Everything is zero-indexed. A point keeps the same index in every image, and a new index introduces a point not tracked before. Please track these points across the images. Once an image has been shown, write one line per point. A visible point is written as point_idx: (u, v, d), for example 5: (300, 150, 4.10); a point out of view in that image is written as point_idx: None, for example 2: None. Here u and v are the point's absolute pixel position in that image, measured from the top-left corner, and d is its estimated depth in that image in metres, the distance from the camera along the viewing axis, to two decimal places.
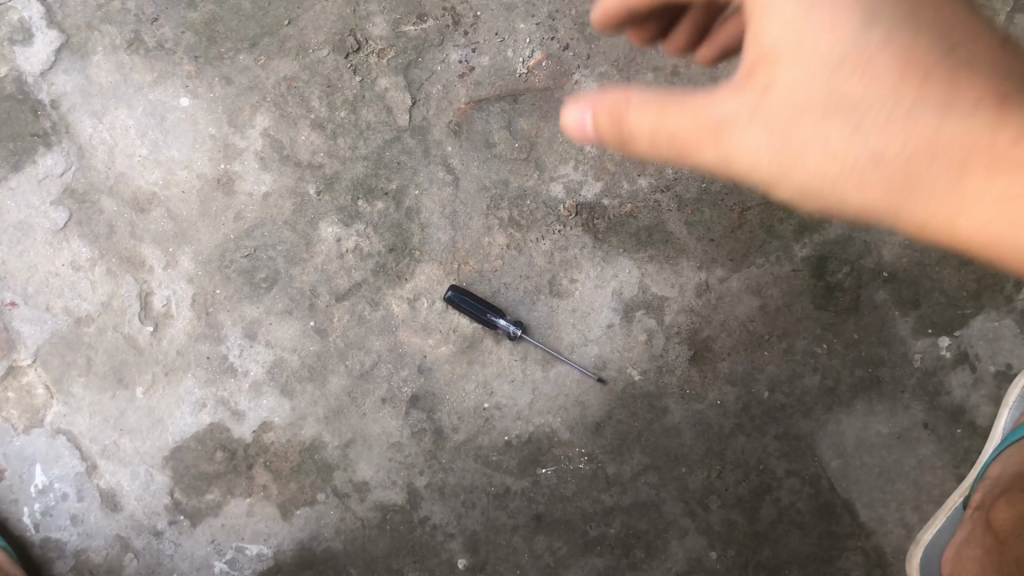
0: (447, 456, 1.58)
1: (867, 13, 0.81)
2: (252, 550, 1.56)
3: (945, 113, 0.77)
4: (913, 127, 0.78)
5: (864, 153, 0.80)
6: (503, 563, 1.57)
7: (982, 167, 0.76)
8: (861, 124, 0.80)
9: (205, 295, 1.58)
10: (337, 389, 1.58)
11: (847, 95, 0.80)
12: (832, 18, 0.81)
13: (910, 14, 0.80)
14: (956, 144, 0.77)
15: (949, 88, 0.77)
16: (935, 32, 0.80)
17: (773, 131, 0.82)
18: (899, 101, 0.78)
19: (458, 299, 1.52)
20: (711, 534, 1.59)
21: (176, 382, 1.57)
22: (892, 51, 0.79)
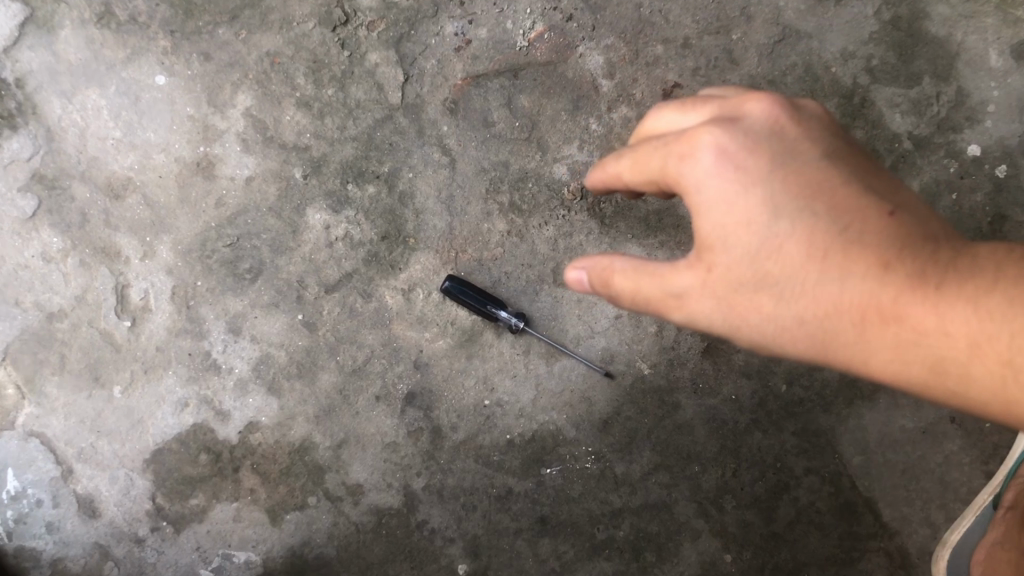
0: (446, 456, 1.48)
1: (772, 199, 0.89)
2: (240, 557, 1.47)
3: (846, 288, 0.86)
4: (823, 300, 0.87)
5: (788, 326, 0.89)
6: (505, 568, 1.49)
7: (885, 329, 0.85)
8: (781, 298, 0.89)
9: (185, 288, 1.48)
10: (328, 386, 1.48)
11: (765, 274, 0.89)
12: (743, 206, 0.90)
13: (809, 199, 0.89)
14: (861, 312, 0.85)
15: (844, 267, 0.86)
16: (836, 209, 0.88)
17: (718, 307, 0.92)
18: (808, 278, 0.87)
19: (456, 290, 1.41)
20: (726, 536, 1.51)
21: (157, 380, 1.47)
22: (796, 234, 0.88)
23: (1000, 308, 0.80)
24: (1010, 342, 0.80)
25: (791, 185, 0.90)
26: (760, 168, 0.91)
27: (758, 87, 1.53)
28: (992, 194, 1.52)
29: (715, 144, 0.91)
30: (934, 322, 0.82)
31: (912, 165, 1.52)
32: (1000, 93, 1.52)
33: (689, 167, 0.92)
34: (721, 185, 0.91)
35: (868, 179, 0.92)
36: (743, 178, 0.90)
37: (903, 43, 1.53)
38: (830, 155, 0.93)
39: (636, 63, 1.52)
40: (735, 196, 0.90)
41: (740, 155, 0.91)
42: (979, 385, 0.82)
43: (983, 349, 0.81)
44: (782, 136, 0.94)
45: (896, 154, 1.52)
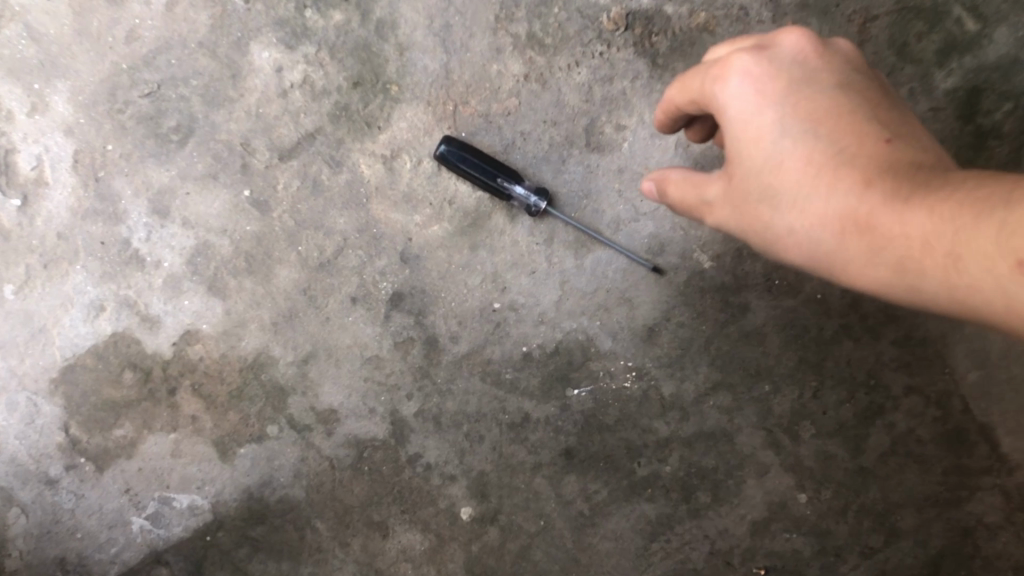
0: (444, 374, 1.15)
1: (784, 112, 0.72)
2: (182, 502, 1.15)
3: (826, 196, 0.69)
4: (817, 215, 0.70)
5: (773, 238, 0.73)
6: (520, 512, 1.17)
7: (861, 241, 0.68)
8: (770, 211, 0.73)
9: (92, 153, 1.10)
10: (288, 285, 1.13)
11: (761, 188, 0.73)
12: (754, 122, 0.73)
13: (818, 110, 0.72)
14: (838, 221, 0.68)
15: (834, 178, 0.69)
16: (841, 122, 0.71)
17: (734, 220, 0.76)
18: (795, 188, 0.71)
19: (457, 157, 1.06)
20: (801, 472, 1.19)
21: (61, 277, 1.11)
22: (798, 147, 0.71)
23: (959, 201, 0.62)
24: (956, 235, 0.61)
25: (807, 102, 0.73)
26: (784, 83, 0.74)
27: None
28: None
29: (748, 61, 0.74)
30: (897, 225, 0.65)
31: None
32: None
33: (712, 88, 0.76)
34: (738, 102, 0.74)
35: (888, 106, 0.74)
36: (762, 93, 0.74)
37: None
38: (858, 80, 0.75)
39: None
40: (746, 111, 0.74)
41: (765, 71, 0.74)
42: (938, 294, 0.64)
43: (937, 251, 0.62)
44: (812, 56, 0.76)
45: None
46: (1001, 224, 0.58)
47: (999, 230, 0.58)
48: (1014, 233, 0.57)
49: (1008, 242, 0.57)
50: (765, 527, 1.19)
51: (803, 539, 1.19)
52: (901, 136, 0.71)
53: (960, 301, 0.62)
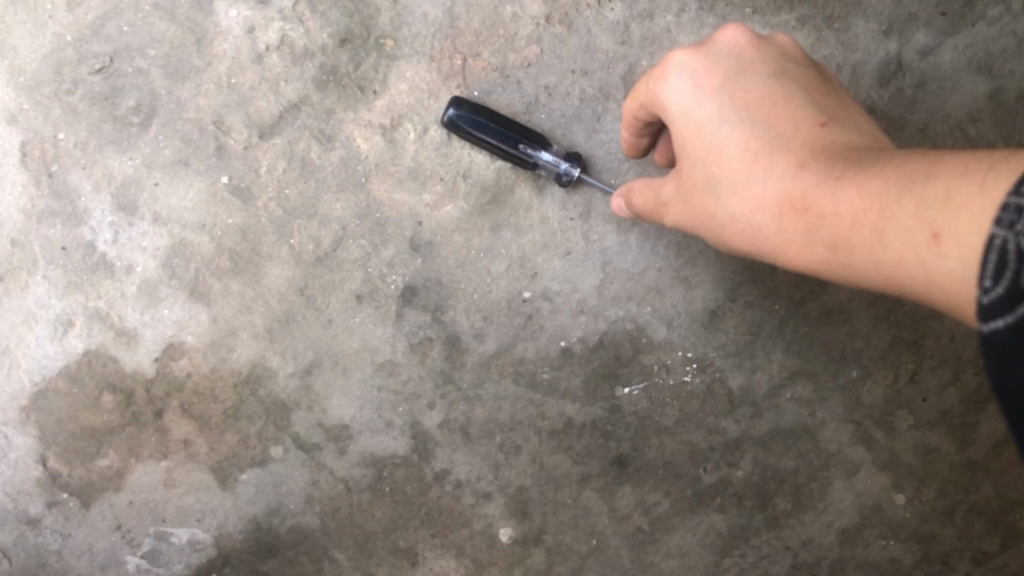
0: (471, 378, 0.98)
1: (722, 99, 0.68)
2: (181, 536, 1.01)
3: (763, 180, 0.64)
4: (753, 204, 0.65)
5: (722, 230, 0.68)
6: (569, 530, 1.01)
7: (796, 225, 0.62)
8: (715, 200, 0.68)
9: (42, 144, 0.93)
10: (282, 285, 0.96)
11: (706, 178, 0.68)
12: (693, 114, 0.69)
13: (757, 100, 0.67)
14: (775, 206, 0.63)
15: (772, 161, 0.64)
16: (777, 107, 0.66)
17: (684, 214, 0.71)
18: (735, 176, 0.66)
19: (469, 121, 0.88)
20: (898, 470, 1.01)
21: (20, 290, 0.96)
22: (736, 134, 0.66)
23: (886, 175, 0.56)
24: (885, 211, 0.55)
25: (746, 88, 0.68)
26: (723, 71, 0.69)
27: None
28: None
29: (685, 52, 0.70)
30: (829, 202, 0.59)
31: None
32: None
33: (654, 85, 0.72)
34: (678, 98, 0.69)
35: (830, 92, 0.69)
36: (700, 84, 0.69)
37: None
38: (807, 72, 0.70)
39: None
40: (685, 104, 0.69)
41: (703, 64, 0.70)
42: (871, 272, 0.57)
43: (863, 226, 0.56)
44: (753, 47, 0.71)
45: None
46: (923, 196, 0.52)
47: (925, 204, 0.52)
48: (938, 206, 0.51)
49: (933, 216, 0.51)
50: (856, 534, 1.02)
51: (901, 546, 1.02)
52: (837, 115, 0.66)
53: (891, 281, 0.56)
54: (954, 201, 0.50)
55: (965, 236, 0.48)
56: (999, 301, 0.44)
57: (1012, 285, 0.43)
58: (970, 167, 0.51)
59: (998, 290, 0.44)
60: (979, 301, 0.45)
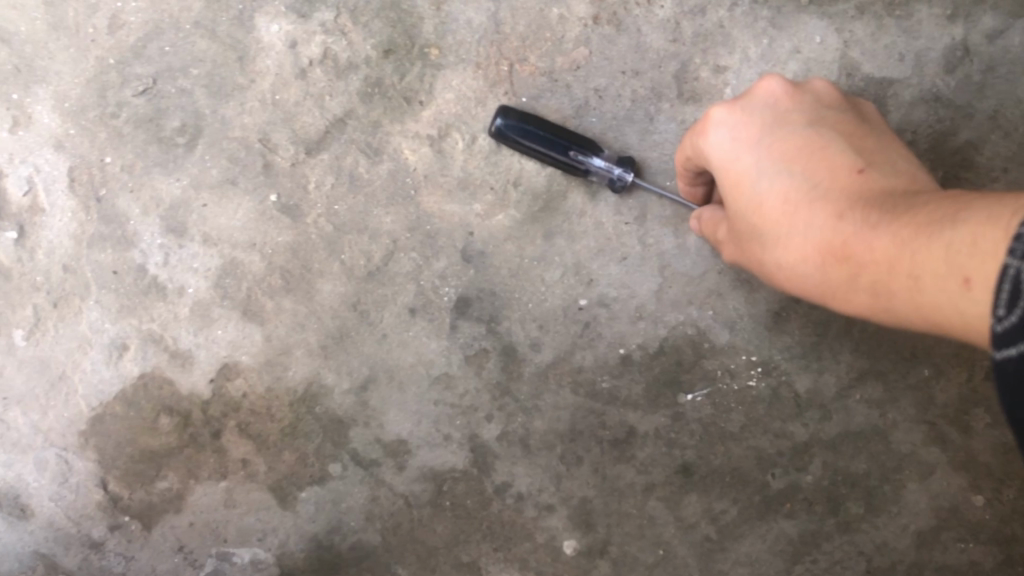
0: (529, 389, 0.96)
1: (761, 152, 0.71)
2: (243, 556, 1.00)
3: (803, 229, 0.67)
4: (795, 252, 0.68)
5: (773, 278, 0.71)
6: (634, 541, 0.98)
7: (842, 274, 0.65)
8: (761, 248, 0.71)
9: (89, 168, 0.93)
10: (334, 301, 0.95)
11: (748, 228, 0.72)
12: (733, 164, 0.72)
13: (793, 150, 0.71)
14: (816, 254, 0.66)
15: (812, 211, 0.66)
16: (814, 155, 0.69)
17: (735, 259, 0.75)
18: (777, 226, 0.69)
19: (515, 129, 0.87)
20: (975, 469, 0.97)
21: (74, 316, 0.95)
22: (777, 185, 0.69)
23: (920, 221, 0.58)
24: (916, 258, 0.57)
25: (783, 140, 0.71)
26: (759, 123, 0.73)
27: None
28: None
29: (723, 108, 0.74)
30: (866, 249, 0.62)
31: None
32: None
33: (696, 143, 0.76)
34: (716, 150, 0.74)
35: (868, 135, 0.72)
36: (739, 137, 0.73)
37: None
38: (843, 120, 0.74)
39: None
40: (723, 155, 0.73)
41: (740, 118, 0.73)
42: (911, 316, 0.60)
43: (900, 273, 0.59)
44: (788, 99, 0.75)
45: None
46: (952, 243, 0.54)
47: (953, 249, 0.54)
48: (965, 252, 0.53)
49: (961, 261, 0.53)
50: (934, 537, 0.98)
51: (982, 549, 0.97)
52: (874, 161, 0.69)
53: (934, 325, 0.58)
54: (979, 247, 0.52)
55: (987, 279, 0.50)
56: (1014, 328, 0.44)
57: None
58: (995, 212, 0.53)
59: (1012, 318, 0.45)
60: (994, 328, 0.46)
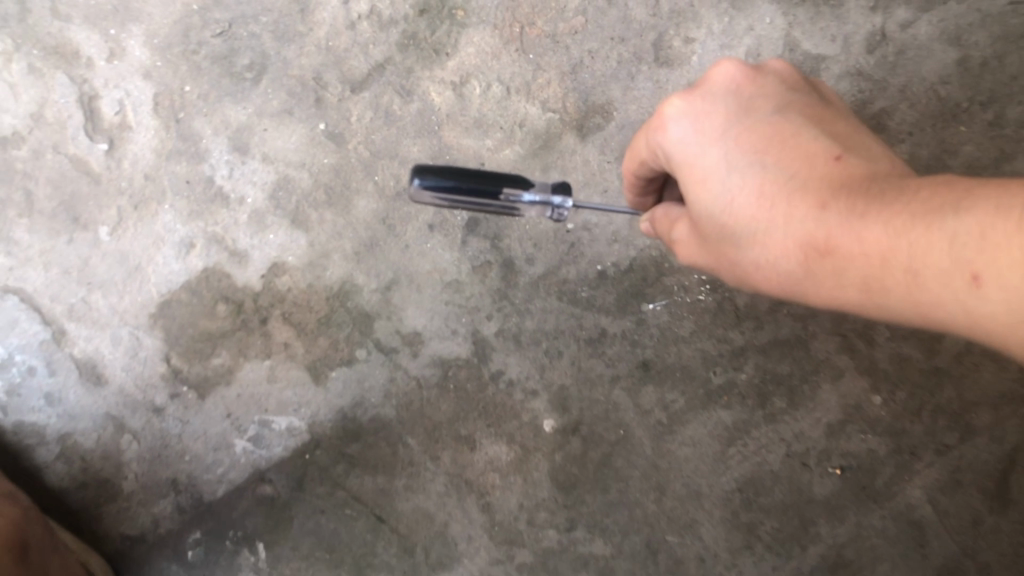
0: (523, 294, 1.19)
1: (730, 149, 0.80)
2: (281, 424, 1.21)
3: (783, 225, 0.76)
4: (773, 246, 0.77)
5: (745, 270, 0.80)
6: (602, 422, 1.21)
7: (819, 264, 0.75)
8: (737, 245, 0.80)
9: (171, 95, 1.14)
10: (367, 215, 1.16)
11: (722, 227, 0.80)
12: (704, 161, 0.81)
13: (760, 147, 0.80)
14: (798, 248, 0.75)
15: (790, 207, 0.76)
16: (782, 148, 0.79)
17: (704, 252, 0.84)
18: (754, 222, 0.77)
19: (438, 186, 0.87)
20: (876, 374, 1.22)
21: (151, 217, 1.16)
22: (748, 180, 0.78)
23: (910, 214, 0.69)
24: (913, 253, 0.69)
25: (747, 134, 0.80)
26: (725, 122, 0.82)
27: None
28: None
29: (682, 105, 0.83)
30: (852, 244, 0.72)
31: None
32: None
33: (659, 139, 0.84)
34: (688, 147, 0.82)
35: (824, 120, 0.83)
36: (706, 135, 0.82)
37: None
38: (795, 106, 0.84)
39: None
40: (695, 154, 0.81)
41: (706, 117, 0.83)
42: (902, 306, 0.72)
43: (896, 266, 0.70)
44: (743, 91, 0.84)
45: None
46: (956, 237, 0.67)
47: (957, 247, 0.66)
48: (972, 247, 0.66)
49: (967, 259, 0.66)
50: (841, 429, 1.22)
51: (877, 440, 1.23)
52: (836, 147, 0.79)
53: (926, 312, 0.70)
54: (993, 244, 0.65)
55: (1003, 277, 0.64)
56: None
57: None
58: (993, 211, 0.65)
59: None
60: None
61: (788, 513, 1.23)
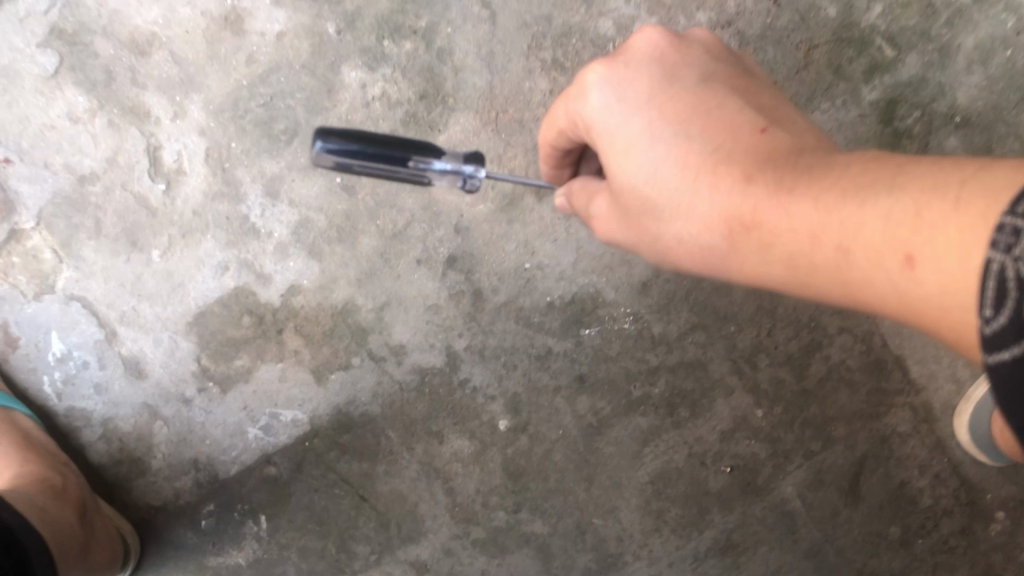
0: (487, 318, 1.51)
1: (651, 121, 0.97)
2: (287, 416, 1.50)
3: (705, 198, 0.91)
4: (696, 215, 0.93)
5: (667, 237, 0.97)
6: (545, 423, 1.53)
7: (748, 236, 0.89)
8: (664, 216, 0.95)
9: (219, 150, 1.44)
10: (369, 251, 1.47)
11: (644, 196, 0.97)
12: (626, 130, 0.98)
13: (679, 123, 0.96)
14: (721, 219, 0.90)
15: (713, 181, 0.91)
16: (700, 123, 0.96)
17: (627, 222, 1.01)
18: (677, 192, 0.94)
19: (343, 151, 1.00)
20: (759, 392, 1.56)
21: (195, 244, 1.46)
22: (668, 151, 0.95)
23: (842, 198, 0.80)
24: (843, 232, 0.79)
25: (667, 108, 0.97)
26: (645, 97, 0.99)
27: None
28: None
29: (602, 76, 1.00)
30: (783, 222, 0.84)
31: (968, 21, 1.49)
32: None
33: (581, 109, 1.01)
34: (607, 114, 0.99)
35: (742, 99, 1.00)
36: (627, 106, 0.99)
37: None
38: (714, 86, 1.00)
39: None
40: (618, 123, 0.98)
41: (626, 90, 1.00)
42: (831, 280, 0.83)
43: (828, 244, 0.80)
44: (663, 62, 1.02)
45: (953, 9, 1.49)
46: (888, 219, 0.75)
47: (889, 230, 0.74)
48: (905, 231, 0.73)
49: (902, 244, 0.73)
50: (731, 434, 1.56)
51: (759, 444, 1.57)
52: (748, 123, 0.95)
53: (853, 286, 0.81)
54: (922, 226, 0.72)
55: (931, 258, 0.70)
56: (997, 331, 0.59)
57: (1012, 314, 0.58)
58: (926, 192, 0.73)
59: (998, 321, 0.59)
60: (983, 332, 0.60)
61: (689, 502, 1.56)
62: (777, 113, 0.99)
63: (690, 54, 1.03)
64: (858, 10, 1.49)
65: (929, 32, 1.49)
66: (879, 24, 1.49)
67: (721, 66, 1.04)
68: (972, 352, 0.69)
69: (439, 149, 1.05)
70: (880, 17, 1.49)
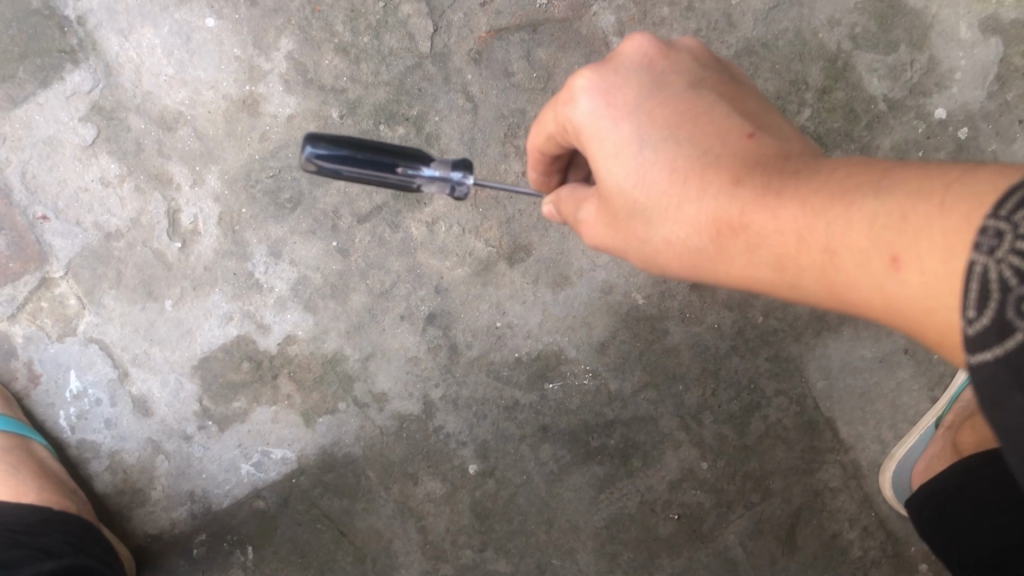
0: (461, 370, 1.69)
1: (642, 125, 1.02)
2: (277, 454, 1.66)
3: (694, 202, 0.97)
4: (687, 220, 0.98)
5: (654, 240, 1.02)
6: (511, 469, 1.69)
7: (735, 238, 0.94)
8: (653, 220, 1.01)
9: (232, 214, 1.65)
10: (358, 306, 1.67)
11: (635, 200, 1.02)
12: (615, 135, 1.03)
13: (670, 128, 1.01)
14: (711, 223, 0.96)
15: (701, 185, 0.96)
16: (689, 127, 1.01)
17: (613, 227, 1.06)
18: (666, 197, 0.99)
19: (335, 158, 1.06)
20: (704, 447, 1.73)
21: (204, 295, 1.64)
22: (656, 155, 1.00)
23: (826, 200, 0.86)
24: (830, 234, 0.84)
25: (657, 114, 1.03)
26: (635, 105, 1.04)
27: (753, 49, 1.72)
28: (953, 153, 1.71)
29: (590, 82, 1.05)
30: (770, 224, 0.90)
31: (885, 125, 1.71)
32: (966, 62, 1.71)
33: (569, 112, 1.07)
34: (597, 119, 1.04)
35: (730, 104, 1.05)
36: (616, 113, 1.04)
37: (884, 13, 1.73)
38: (703, 91, 1.06)
39: (644, 22, 1.71)
40: (607, 128, 1.03)
41: (617, 97, 1.05)
42: (818, 282, 0.88)
43: (816, 246, 0.86)
44: (650, 69, 1.08)
45: (872, 115, 1.72)
46: (874, 220, 0.80)
47: (874, 231, 0.80)
48: (893, 233, 0.78)
49: (890, 247, 0.78)
50: (678, 485, 1.72)
51: (705, 495, 1.73)
52: (739, 129, 1.00)
53: (835, 286, 0.86)
54: (908, 227, 0.77)
55: (915, 258, 0.76)
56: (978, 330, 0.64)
57: (993, 315, 0.63)
58: (910, 195, 0.78)
59: (980, 321, 0.64)
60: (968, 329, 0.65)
61: (640, 546, 1.71)
62: (767, 120, 1.05)
63: (676, 61, 1.09)
64: (790, 113, 1.72)
65: (851, 134, 1.72)
66: (808, 125, 1.72)
67: (708, 71, 1.10)
68: (952, 349, 0.75)
69: (429, 157, 1.12)
70: (808, 119, 1.72)
